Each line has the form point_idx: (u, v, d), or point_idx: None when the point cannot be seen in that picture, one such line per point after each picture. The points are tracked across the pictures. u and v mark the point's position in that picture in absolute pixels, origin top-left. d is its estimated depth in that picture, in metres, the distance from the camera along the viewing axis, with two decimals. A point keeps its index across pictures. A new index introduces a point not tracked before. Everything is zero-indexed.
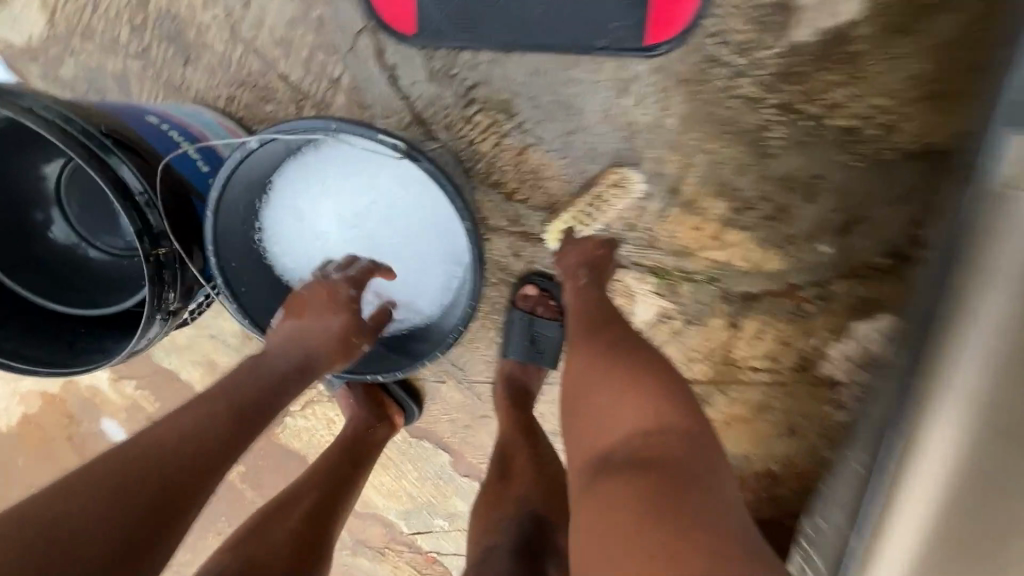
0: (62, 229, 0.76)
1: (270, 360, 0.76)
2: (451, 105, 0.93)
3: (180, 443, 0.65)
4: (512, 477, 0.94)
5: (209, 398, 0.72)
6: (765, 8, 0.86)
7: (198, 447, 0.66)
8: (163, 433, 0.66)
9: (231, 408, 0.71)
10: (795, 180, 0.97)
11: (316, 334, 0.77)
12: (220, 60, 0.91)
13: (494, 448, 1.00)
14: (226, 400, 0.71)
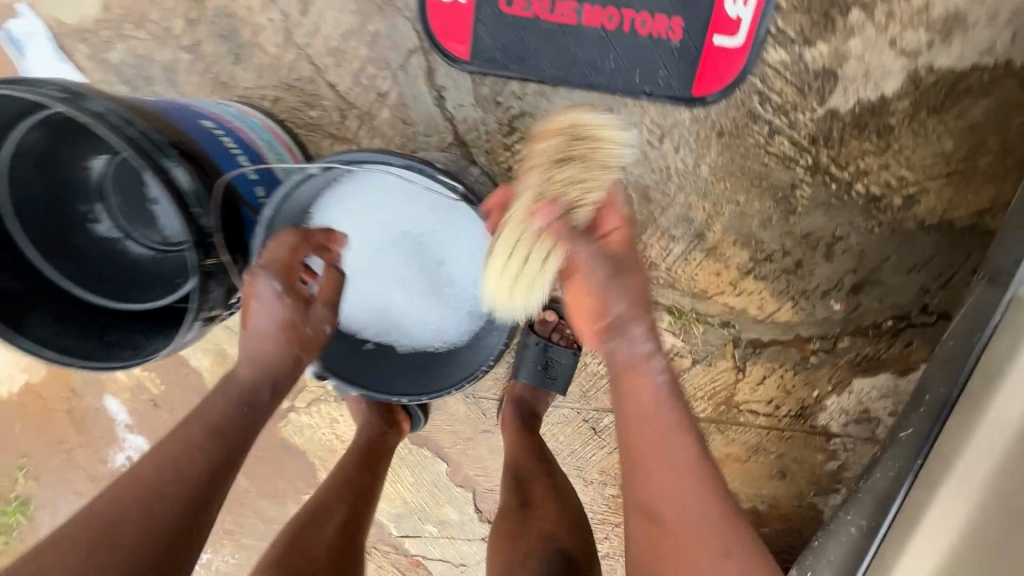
0: (104, 221, 0.77)
1: (237, 383, 0.72)
2: (494, 131, 0.94)
3: (164, 489, 0.62)
4: (536, 504, 0.92)
5: (181, 430, 0.66)
6: (810, 73, 0.89)
7: (181, 488, 0.62)
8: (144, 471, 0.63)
9: (208, 439, 0.66)
10: (816, 239, 1.00)
11: (267, 344, 0.73)
12: (271, 62, 0.91)
13: (506, 469, 1.01)
14: (197, 430, 0.66)
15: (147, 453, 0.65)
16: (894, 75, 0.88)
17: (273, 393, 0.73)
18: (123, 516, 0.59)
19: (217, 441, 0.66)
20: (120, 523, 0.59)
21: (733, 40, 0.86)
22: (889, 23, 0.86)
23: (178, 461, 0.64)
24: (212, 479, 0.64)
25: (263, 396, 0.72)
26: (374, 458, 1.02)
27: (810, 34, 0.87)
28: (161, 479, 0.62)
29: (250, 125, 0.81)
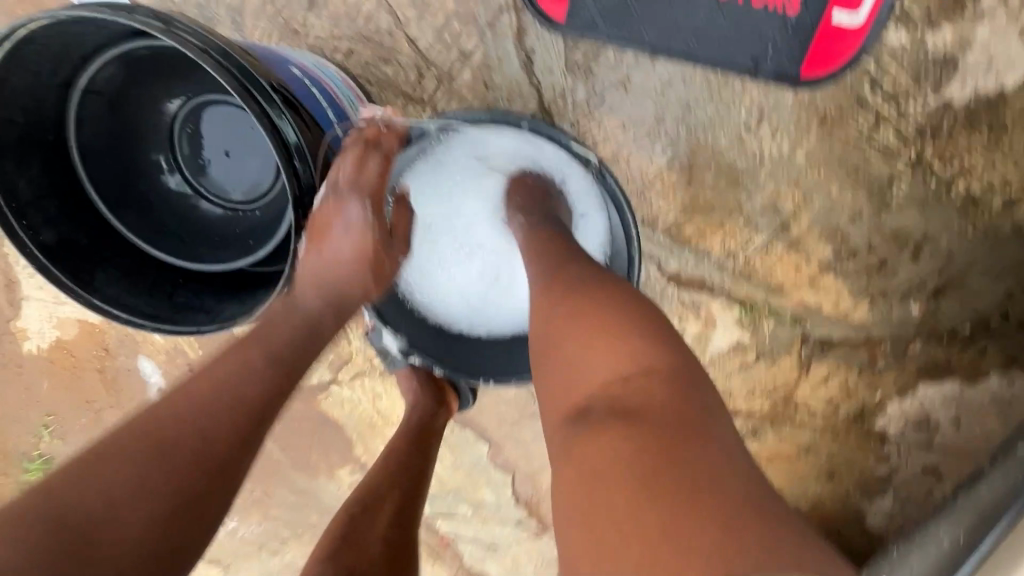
0: (174, 175, 0.71)
1: (302, 309, 0.69)
2: (581, 102, 0.88)
3: (221, 412, 0.60)
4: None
5: (239, 349, 0.65)
6: (928, 59, 0.83)
7: (238, 408, 0.61)
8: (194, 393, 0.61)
9: (269, 362, 0.65)
10: (906, 237, 0.95)
11: (338, 270, 0.72)
12: (348, 11, 0.84)
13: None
14: (259, 352, 0.65)
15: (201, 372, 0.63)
16: (1018, 66, 0.83)
17: (335, 319, 0.72)
18: (174, 431, 0.57)
19: (279, 365, 0.65)
20: (171, 436, 0.56)
21: (853, 17, 0.81)
22: (1022, 9, 0.80)
23: (235, 384, 0.62)
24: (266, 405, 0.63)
25: (328, 323, 0.72)
26: (425, 439, 0.98)
27: (935, 17, 0.81)
28: (215, 401, 0.60)
29: (332, 77, 0.76)
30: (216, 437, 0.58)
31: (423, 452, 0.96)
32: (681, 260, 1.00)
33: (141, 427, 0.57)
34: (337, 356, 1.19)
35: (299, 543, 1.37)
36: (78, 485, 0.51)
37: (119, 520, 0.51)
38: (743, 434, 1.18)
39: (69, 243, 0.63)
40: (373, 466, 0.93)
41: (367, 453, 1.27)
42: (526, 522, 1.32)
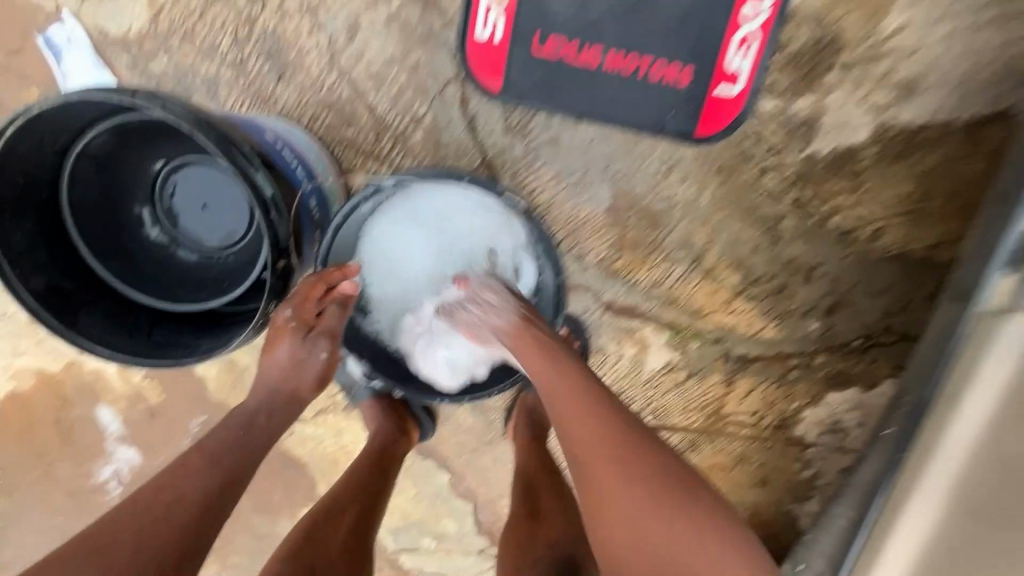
0: (155, 227, 0.79)
1: (244, 411, 0.86)
2: (520, 157, 1.02)
3: (158, 519, 0.71)
4: (541, 518, 1.02)
5: (183, 459, 0.78)
6: (795, 121, 1.03)
7: (174, 506, 0.73)
8: (147, 493, 0.73)
9: (207, 461, 0.78)
10: (797, 265, 1.13)
11: (273, 371, 0.88)
12: (313, 82, 0.97)
13: (516, 477, 1.08)
14: (199, 456, 0.78)
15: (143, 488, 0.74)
16: (864, 126, 1.03)
17: (267, 419, 0.86)
18: (124, 530, 0.69)
19: (214, 467, 0.77)
20: (127, 537, 0.68)
21: (733, 88, 0.99)
22: (862, 83, 1.00)
23: (178, 488, 0.74)
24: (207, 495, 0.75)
25: (260, 417, 0.86)
26: (384, 466, 1.04)
27: (797, 88, 1.01)
28: (164, 499, 0.72)
29: (302, 141, 0.87)
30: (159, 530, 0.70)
31: (383, 478, 1.02)
32: (615, 291, 1.13)
33: (107, 531, 0.69)
34: None
35: None
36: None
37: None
38: (682, 447, 1.30)
39: (56, 290, 0.70)
40: (329, 491, 0.97)
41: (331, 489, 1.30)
42: (488, 550, 1.37)
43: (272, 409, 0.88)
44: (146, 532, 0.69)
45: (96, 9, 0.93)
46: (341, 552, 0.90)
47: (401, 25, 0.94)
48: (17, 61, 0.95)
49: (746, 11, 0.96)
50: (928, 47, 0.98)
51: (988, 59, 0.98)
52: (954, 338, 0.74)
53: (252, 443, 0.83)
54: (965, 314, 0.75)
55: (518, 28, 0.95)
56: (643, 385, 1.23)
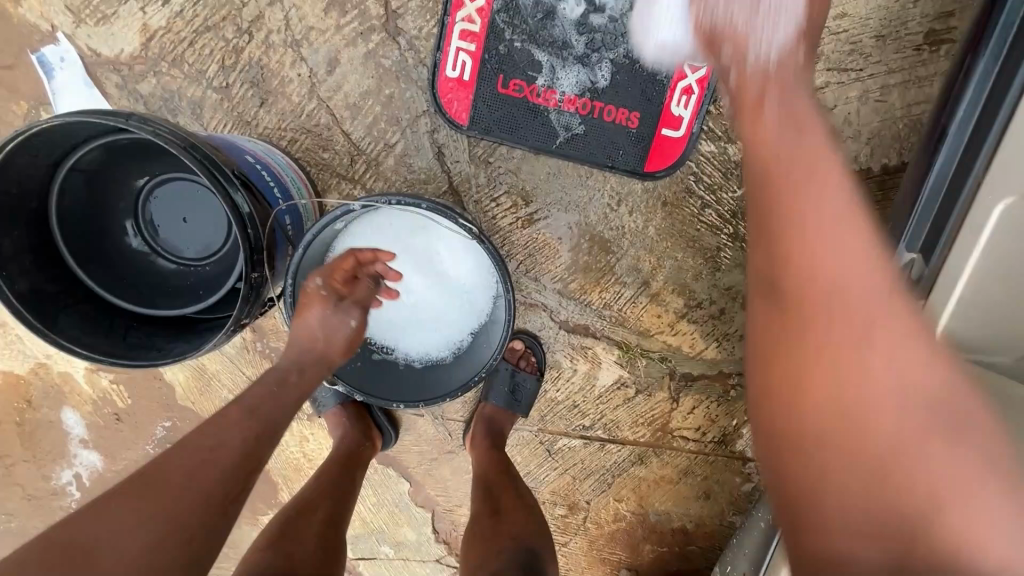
0: (136, 236, 0.85)
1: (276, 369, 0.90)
2: (483, 185, 1.12)
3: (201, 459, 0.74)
4: (505, 514, 1.03)
5: (225, 408, 0.82)
6: (731, 163, 1.14)
7: (223, 446, 0.77)
8: (196, 436, 0.77)
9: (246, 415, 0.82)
10: (736, 291, 1.24)
11: (309, 328, 0.93)
12: (293, 109, 1.05)
13: (475, 481, 1.13)
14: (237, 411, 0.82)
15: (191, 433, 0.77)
16: None
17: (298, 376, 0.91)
18: (176, 465, 0.72)
19: (253, 419, 0.82)
20: (180, 470, 0.72)
21: (676, 131, 1.11)
22: None
23: (223, 431, 0.78)
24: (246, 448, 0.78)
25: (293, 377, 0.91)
26: (353, 463, 1.10)
27: (731, 134, 1.12)
28: (212, 442, 0.76)
29: (280, 162, 0.95)
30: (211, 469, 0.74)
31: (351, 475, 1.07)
32: (570, 310, 1.23)
33: (159, 467, 0.72)
34: None
35: None
36: (105, 511, 0.66)
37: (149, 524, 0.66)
38: (632, 460, 1.38)
39: (38, 291, 0.75)
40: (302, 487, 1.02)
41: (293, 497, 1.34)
42: (445, 559, 1.41)
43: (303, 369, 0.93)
44: (195, 470, 0.73)
45: (91, 32, 0.99)
46: (314, 538, 0.90)
47: (377, 62, 1.03)
48: (11, 76, 1.00)
49: (688, 64, 1.07)
50: (843, 104, 1.11)
51: (892, 117, 1.12)
52: None
53: (286, 396, 0.88)
54: None
55: (484, 70, 1.05)
56: (595, 400, 1.31)
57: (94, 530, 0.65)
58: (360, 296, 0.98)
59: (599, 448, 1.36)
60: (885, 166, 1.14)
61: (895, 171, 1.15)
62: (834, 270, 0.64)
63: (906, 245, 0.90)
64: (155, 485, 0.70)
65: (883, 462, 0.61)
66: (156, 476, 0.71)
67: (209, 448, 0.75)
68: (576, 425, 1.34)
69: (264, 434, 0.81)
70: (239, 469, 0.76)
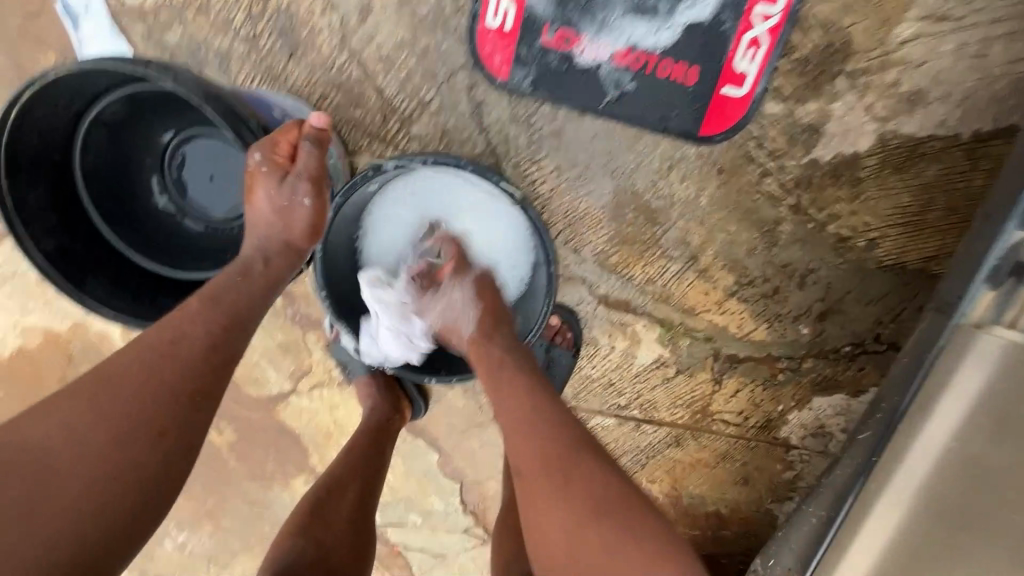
0: (162, 195, 0.82)
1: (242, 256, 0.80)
2: (523, 147, 1.04)
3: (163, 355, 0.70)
4: None
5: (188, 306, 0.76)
6: (798, 126, 1.03)
7: (177, 346, 0.71)
8: (153, 337, 0.72)
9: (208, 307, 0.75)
10: (792, 269, 1.14)
11: (259, 222, 0.81)
12: (323, 62, 0.98)
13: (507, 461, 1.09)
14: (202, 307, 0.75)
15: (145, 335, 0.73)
16: (866, 136, 1.03)
17: (263, 263, 0.80)
18: (125, 376, 0.68)
19: (218, 311, 0.75)
20: (128, 383, 0.68)
21: (739, 90, 1.00)
22: (867, 92, 1.00)
23: (176, 330, 0.72)
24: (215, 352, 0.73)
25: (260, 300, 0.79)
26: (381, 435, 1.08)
27: (802, 94, 1.01)
28: (169, 348, 0.70)
29: (311, 119, 0.89)
30: (162, 381, 0.69)
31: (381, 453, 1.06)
32: (610, 285, 1.16)
33: (110, 374, 0.68)
34: (299, 368, 1.28)
35: (250, 553, 1.41)
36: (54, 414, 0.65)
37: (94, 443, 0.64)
38: (667, 441, 1.32)
39: (65, 250, 0.74)
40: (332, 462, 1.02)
41: (323, 462, 1.34)
42: (472, 530, 1.41)
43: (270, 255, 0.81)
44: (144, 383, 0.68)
45: None
46: (344, 526, 0.93)
47: (412, 10, 0.95)
48: (37, 25, 0.97)
49: (758, 12, 0.95)
50: (935, 59, 0.98)
51: (991, 76, 0.98)
52: (949, 337, 0.78)
53: (253, 296, 0.79)
54: (948, 327, 0.79)
55: (528, 18, 0.96)
56: (632, 379, 1.25)
57: (41, 435, 0.63)
58: (306, 167, 0.79)
59: (634, 428, 1.31)
60: (976, 133, 1.02)
61: (986, 138, 1.02)
62: (519, 385, 0.82)
63: (1017, 220, 0.79)
64: (104, 396, 0.66)
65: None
66: (106, 384, 0.67)
67: (176, 355, 0.71)
68: (611, 404, 1.28)
69: (224, 339, 0.74)
70: (195, 383, 0.70)
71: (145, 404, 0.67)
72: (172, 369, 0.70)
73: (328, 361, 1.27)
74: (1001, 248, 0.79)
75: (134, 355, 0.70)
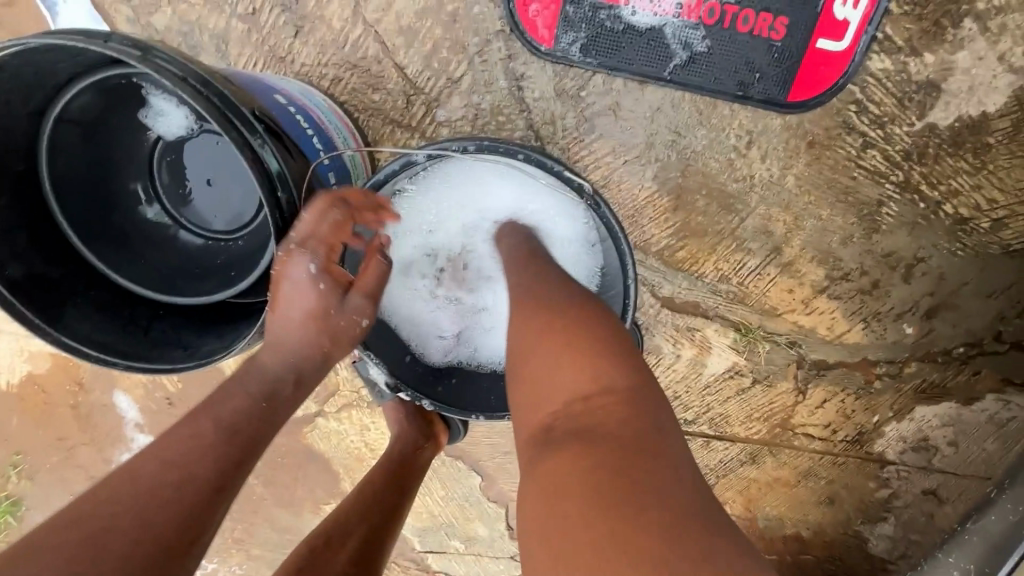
0: (153, 206, 0.71)
1: (259, 371, 0.64)
2: (571, 128, 0.87)
3: (172, 487, 0.53)
4: None
5: (188, 422, 0.59)
6: (912, 85, 0.83)
7: (175, 483, 0.54)
8: (143, 469, 0.54)
9: (221, 430, 0.58)
10: (896, 259, 0.96)
11: (292, 332, 0.64)
12: (334, 38, 0.83)
13: None
14: (212, 421, 0.59)
15: (142, 465, 0.55)
16: (998, 92, 0.83)
17: (297, 387, 0.65)
18: (99, 527, 0.50)
19: (230, 438, 0.58)
20: (103, 536, 0.49)
21: (838, 44, 0.81)
22: (1001, 36, 0.80)
23: (174, 459, 0.55)
24: (223, 482, 0.56)
25: (284, 391, 0.65)
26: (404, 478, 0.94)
27: (919, 44, 0.81)
28: (164, 485, 0.53)
29: (318, 105, 0.75)
30: (151, 534, 0.51)
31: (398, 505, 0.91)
32: (674, 284, 0.99)
33: (77, 528, 0.49)
34: (324, 387, 1.16)
35: None
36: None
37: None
38: (740, 459, 1.15)
39: (38, 277, 0.63)
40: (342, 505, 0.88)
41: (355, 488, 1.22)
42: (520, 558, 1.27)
43: (300, 371, 0.66)
44: (124, 536, 0.50)
45: None
46: None
47: None
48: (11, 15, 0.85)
49: None
50: None
51: None
52: None
53: (278, 416, 0.63)
54: None
55: None
56: (701, 391, 1.08)
57: None
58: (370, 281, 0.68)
59: (703, 445, 1.14)
60: None
61: None
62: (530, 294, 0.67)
63: None
64: (65, 559, 0.47)
65: (638, 445, 0.48)
66: (71, 541, 0.48)
67: (182, 485, 0.54)
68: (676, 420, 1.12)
69: (235, 477, 0.57)
70: (192, 538, 0.53)
71: (122, 568, 0.48)
72: (173, 497, 0.53)
73: (355, 379, 1.15)
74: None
75: (111, 497, 0.52)
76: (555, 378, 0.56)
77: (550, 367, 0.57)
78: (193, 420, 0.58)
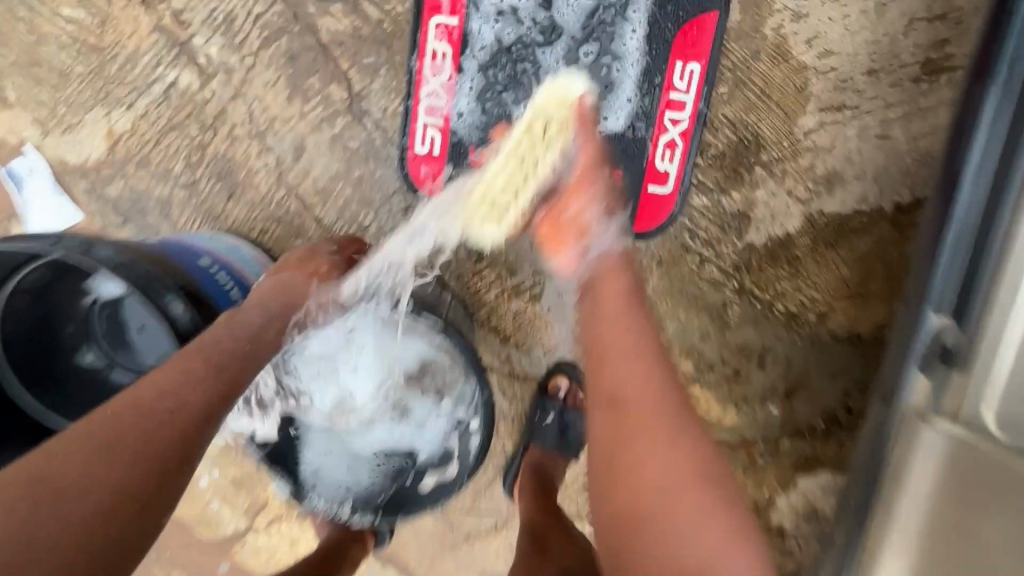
0: (91, 350, 0.85)
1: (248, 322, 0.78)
2: (464, 259, 1.06)
3: (171, 417, 0.62)
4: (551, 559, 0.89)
5: (183, 358, 0.69)
6: (728, 215, 1.06)
7: (169, 434, 0.61)
8: (148, 394, 0.63)
9: (216, 378, 0.68)
10: (748, 349, 1.14)
11: (289, 291, 0.85)
12: (262, 199, 1.01)
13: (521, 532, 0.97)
14: (200, 360, 0.69)
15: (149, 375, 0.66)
16: (793, 218, 1.06)
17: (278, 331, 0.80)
18: (121, 427, 0.59)
19: (220, 378, 0.68)
20: (119, 430, 0.59)
21: (663, 187, 1.04)
22: (785, 178, 1.04)
23: (172, 415, 0.62)
24: (212, 411, 0.66)
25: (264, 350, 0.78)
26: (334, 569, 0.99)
27: (725, 185, 1.05)
28: (153, 423, 0.60)
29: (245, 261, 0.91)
30: (117, 490, 0.55)
31: None
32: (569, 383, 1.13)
33: (78, 432, 0.58)
34: (256, 502, 1.21)
35: None
36: (39, 464, 0.54)
37: (71, 493, 0.53)
38: None
39: None
40: None
41: None
42: None
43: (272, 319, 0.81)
44: (135, 447, 0.58)
45: (59, 141, 0.99)
46: None
47: (343, 145, 1.00)
48: None
49: (669, 117, 1.01)
50: (843, 143, 1.03)
51: (897, 153, 1.04)
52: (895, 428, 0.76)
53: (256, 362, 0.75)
54: (893, 416, 0.77)
55: (456, 143, 0.99)
56: None
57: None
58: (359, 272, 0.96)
59: None
60: (896, 204, 1.06)
61: (909, 209, 1.06)
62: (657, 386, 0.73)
63: (935, 307, 0.79)
64: (64, 447, 0.56)
65: (723, 498, 0.66)
66: (145, 428, 0.60)
67: (166, 404, 0.62)
68: None
69: (220, 406, 0.67)
70: (180, 446, 0.61)
71: (126, 439, 0.58)
72: (165, 414, 0.62)
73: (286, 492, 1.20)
74: (923, 330, 0.79)
75: (128, 411, 0.61)
76: (647, 462, 0.68)
77: (641, 436, 0.69)
78: (205, 392, 0.66)
